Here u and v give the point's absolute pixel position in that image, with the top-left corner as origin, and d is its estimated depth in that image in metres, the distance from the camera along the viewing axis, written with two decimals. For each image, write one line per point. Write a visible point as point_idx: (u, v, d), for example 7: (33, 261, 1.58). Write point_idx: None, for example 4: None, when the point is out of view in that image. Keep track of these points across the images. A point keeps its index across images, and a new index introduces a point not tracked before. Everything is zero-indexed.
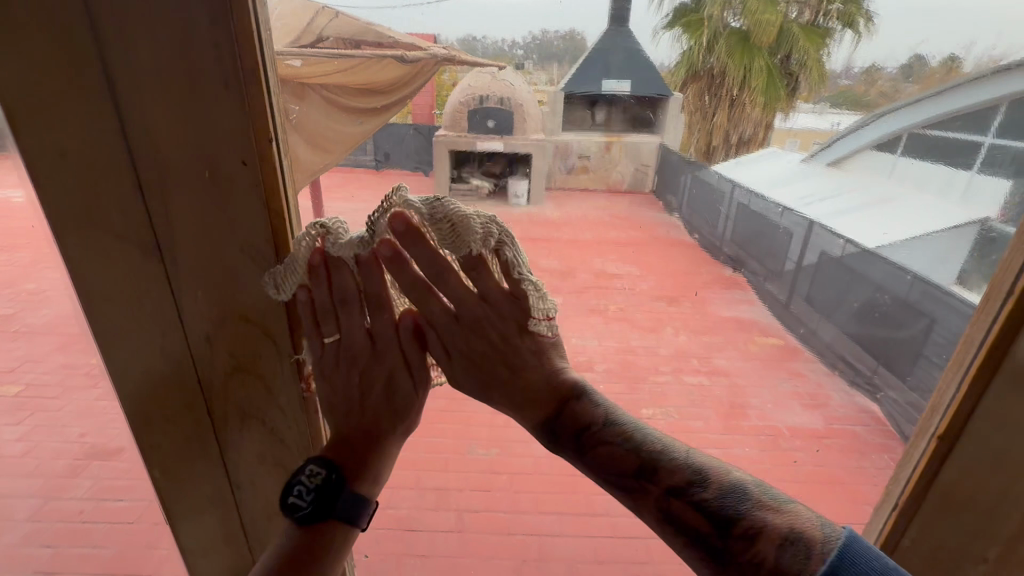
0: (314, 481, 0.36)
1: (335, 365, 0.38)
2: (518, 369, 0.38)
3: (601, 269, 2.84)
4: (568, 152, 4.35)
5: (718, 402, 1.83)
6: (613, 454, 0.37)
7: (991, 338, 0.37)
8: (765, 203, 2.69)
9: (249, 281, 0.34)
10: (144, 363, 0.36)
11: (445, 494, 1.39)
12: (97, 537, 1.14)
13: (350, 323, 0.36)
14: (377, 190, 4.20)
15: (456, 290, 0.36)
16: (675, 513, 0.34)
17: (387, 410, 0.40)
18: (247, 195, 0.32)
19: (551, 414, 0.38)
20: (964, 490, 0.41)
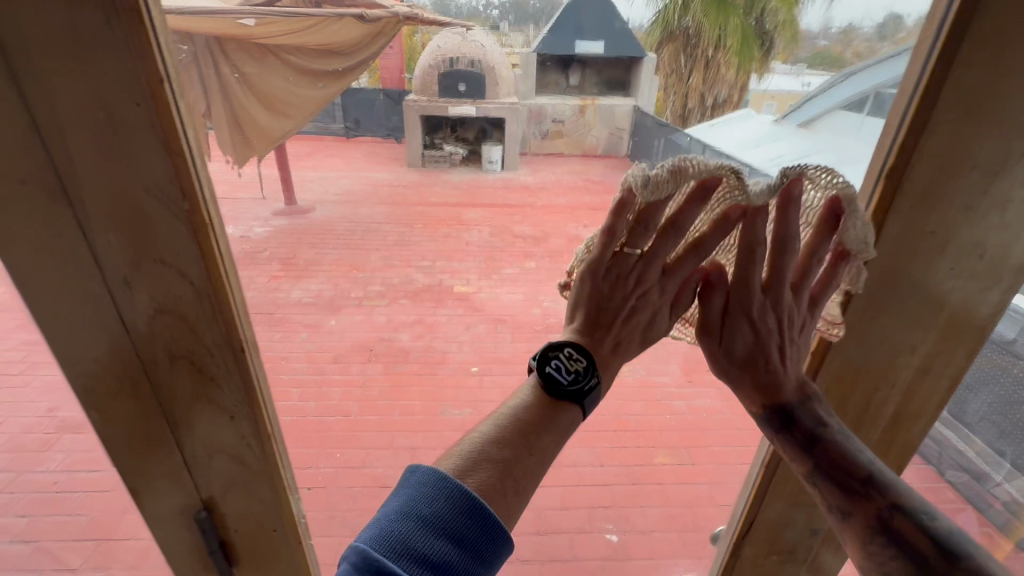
0: (577, 364, 0.39)
1: (617, 277, 0.40)
2: (785, 364, 0.40)
3: (575, 234, 2.91)
4: (543, 117, 4.32)
5: (685, 358, 1.92)
6: (843, 455, 0.39)
7: (852, 265, 0.36)
8: None
9: (177, 253, 0.28)
10: (73, 354, 0.31)
11: (419, 453, 1.43)
12: (72, 506, 1.16)
13: (664, 247, 0.38)
14: (348, 158, 4.11)
15: (786, 276, 0.36)
16: (897, 529, 0.35)
17: (639, 334, 0.41)
18: (153, 150, 0.25)
19: (793, 401, 0.40)
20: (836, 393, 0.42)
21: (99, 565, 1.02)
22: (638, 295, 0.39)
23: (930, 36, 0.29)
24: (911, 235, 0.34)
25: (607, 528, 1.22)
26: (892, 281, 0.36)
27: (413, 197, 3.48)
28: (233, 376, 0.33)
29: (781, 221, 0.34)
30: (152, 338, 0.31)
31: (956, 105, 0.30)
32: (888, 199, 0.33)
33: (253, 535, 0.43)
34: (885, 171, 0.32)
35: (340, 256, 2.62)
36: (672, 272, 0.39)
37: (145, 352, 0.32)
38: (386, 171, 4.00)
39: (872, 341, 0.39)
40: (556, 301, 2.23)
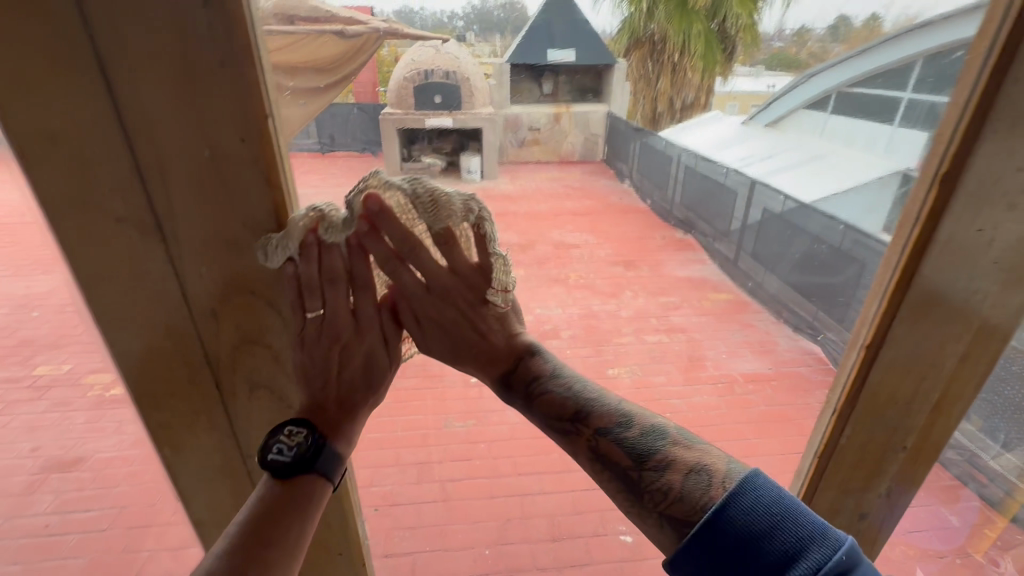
0: (297, 438, 0.36)
1: (316, 338, 0.36)
2: (490, 332, 0.44)
3: (559, 240, 3.00)
4: (518, 125, 4.60)
5: (678, 356, 1.97)
6: (554, 402, 0.44)
7: (907, 259, 0.35)
8: (712, 165, 2.87)
9: (261, 272, 0.32)
10: (158, 367, 0.34)
11: (427, 467, 1.42)
12: (70, 547, 1.11)
13: (335, 297, 0.35)
14: (324, 174, 4.07)
15: (424, 263, 0.37)
16: (602, 449, 0.42)
17: (364, 378, 0.39)
18: (251, 182, 0.30)
19: (508, 370, 0.45)
20: (879, 399, 0.40)
21: None
22: (339, 349, 0.37)
23: (982, 50, 0.29)
24: (961, 238, 0.33)
25: (621, 529, 1.24)
26: (944, 282, 0.35)
27: None
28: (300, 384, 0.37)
29: (385, 230, 0.34)
30: (229, 349, 0.35)
31: (1009, 112, 0.30)
32: (946, 194, 0.32)
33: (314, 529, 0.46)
34: (938, 176, 0.32)
35: None
36: (358, 313, 0.37)
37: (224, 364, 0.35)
38: None
39: (920, 341, 0.38)
40: (547, 308, 2.27)
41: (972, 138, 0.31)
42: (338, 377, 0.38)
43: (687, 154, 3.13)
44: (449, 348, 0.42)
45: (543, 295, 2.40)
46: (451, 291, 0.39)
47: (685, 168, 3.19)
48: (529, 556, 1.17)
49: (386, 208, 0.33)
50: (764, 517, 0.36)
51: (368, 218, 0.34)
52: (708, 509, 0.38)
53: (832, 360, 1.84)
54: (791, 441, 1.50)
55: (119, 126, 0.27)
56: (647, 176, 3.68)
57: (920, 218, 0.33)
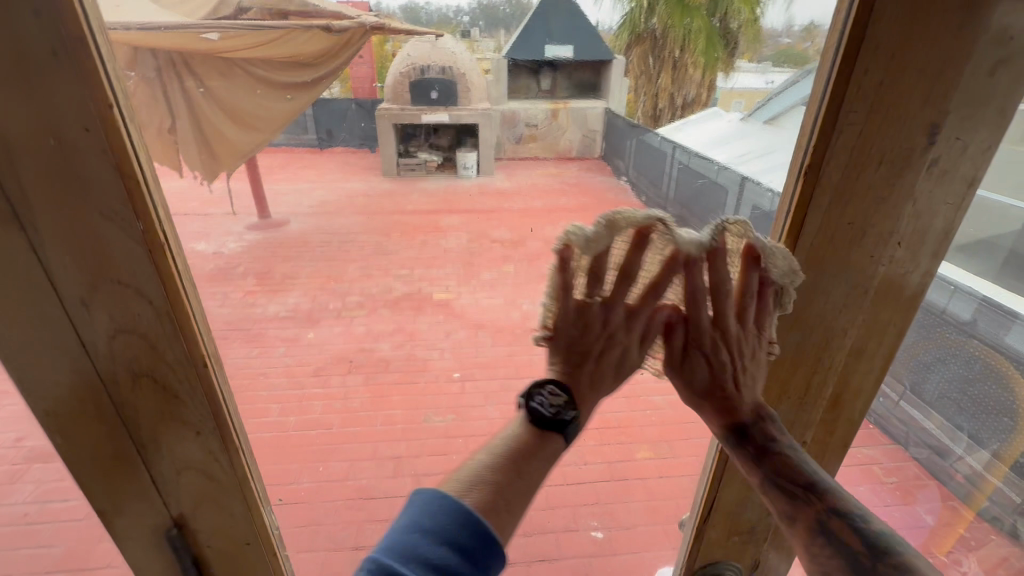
0: (558, 400, 0.37)
1: (578, 326, 0.39)
2: (742, 385, 0.40)
3: (551, 237, 3.01)
4: (515, 122, 4.59)
5: None
6: (785, 467, 0.38)
7: (780, 254, 0.36)
8: (705, 162, 2.86)
9: (131, 274, 0.29)
10: (32, 378, 0.31)
11: (403, 461, 1.43)
12: (45, 537, 1.12)
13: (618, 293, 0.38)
14: (321, 169, 4.08)
15: (741, 309, 0.37)
16: (835, 531, 0.35)
17: (612, 376, 0.39)
18: (105, 173, 0.27)
19: (748, 422, 0.40)
20: (775, 386, 0.42)
21: None
22: (605, 337, 0.39)
23: (832, 47, 0.29)
24: (831, 229, 0.34)
25: (592, 525, 1.24)
26: (823, 273, 0.36)
27: (389, 206, 3.52)
28: (192, 392, 0.34)
29: (714, 267, 0.36)
30: (111, 357, 0.32)
31: (861, 108, 0.30)
32: (810, 191, 0.33)
33: (226, 552, 0.43)
34: (803, 170, 0.33)
35: (317, 267, 2.59)
36: (633, 313, 0.39)
37: (105, 371, 0.32)
38: (361, 181, 4.00)
39: (809, 327, 0.39)
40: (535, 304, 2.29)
41: (830, 133, 0.31)
42: (589, 367, 0.39)
43: (680, 152, 3.13)
44: (705, 390, 0.40)
45: (532, 291, 2.41)
46: (744, 347, 0.39)
47: (679, 164, 3.18)
48: None
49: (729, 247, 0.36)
50: None
51: (679, 253, 0.37)
52: None
53: None
54: None
55: None
56: (643, 172, 3.68)
57: (789, 214, 0.34)
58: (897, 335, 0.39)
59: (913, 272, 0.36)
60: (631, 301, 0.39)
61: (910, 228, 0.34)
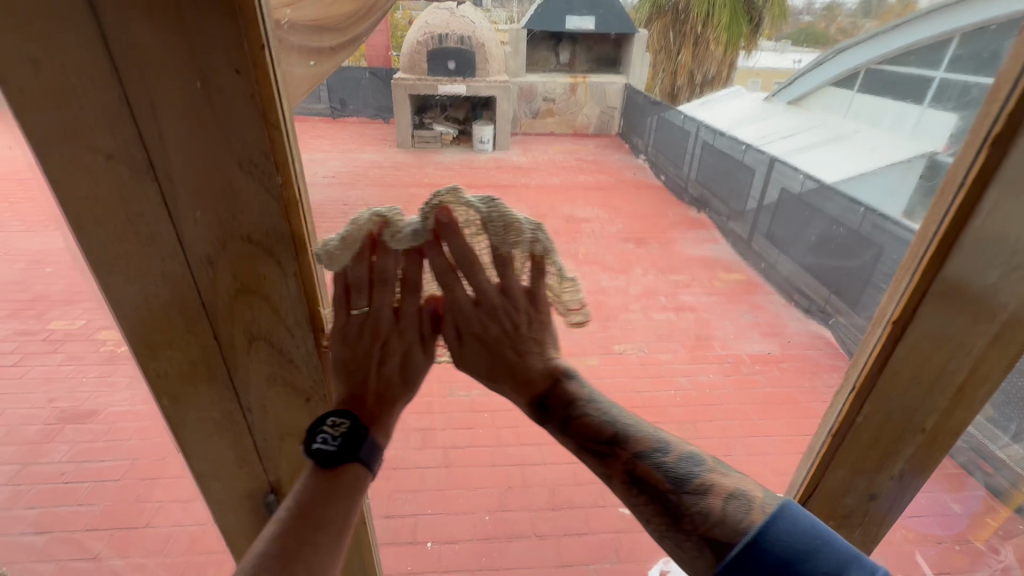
0: (339, 429, 0.39)
1: (359, 333, 0.41)
2: (527, 354, 0.45)
3: (570, 215, 2.99)
4: (534, 96, 4.49)
5: (685, 335, 1.96)
6: (587, 425, 0.43)
7: (945, 231, 0.34)
8: (731, 142, 2.81)
9: (257, 216, 0.31)
10: (151, 312, 0.34)
11: (430, 434, 1.43)
12: (84, 495, 1.14)
13: (382, 299, 0.40)
14: (335, 139, 4.01)
15: (479, 279, 0.41)
16: (640, 474, 0.41)
17: (401, 379, 0.43)
18: (247, 132, 0.29)
19: (543, 391, 0.45)
20: (904, 373, 0.41)
21: (118, 552, 1.02)
22: (380, 346, 0.41)
23: None
24: (1007, 207, 0.33)
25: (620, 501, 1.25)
26: (985, 255, 0.35)
27: (405, 178, 3.47)
28: (296, 329, 0.37)
29: (450, 247, 0.39)
30: (221, 295, 0.34)
31: None
32: (994, 162, 0.32)
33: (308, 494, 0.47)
34: (988, 141, 0.31)
35: None
36: (400, 314, 0.42)
37: (216, 309, 0.34)
38: (376, 153, 3.95)
39: (956, 313, 0.37)
40: None
41: None
42: (374, 376, 0.42)
43: (705, 131, 3.07)
44: (494, 370, 0.45)
45: None
46: (501, 316, 0.43)
47: (704, 143, 3.11)
48: (529, 524, 1.20)
49: (454, 221, 0.39)
50: (803, 539, 0.36)
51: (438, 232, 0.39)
52: (748, 534, 0.37)
53: (842, 344, 1.84)
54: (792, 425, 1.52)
55: (107, 54, 0.26)
56: (664, 150, 3.62)
57: (962, 186, 0.33)
58: None
59: None
60: (396, 301, 0.41)
61: None
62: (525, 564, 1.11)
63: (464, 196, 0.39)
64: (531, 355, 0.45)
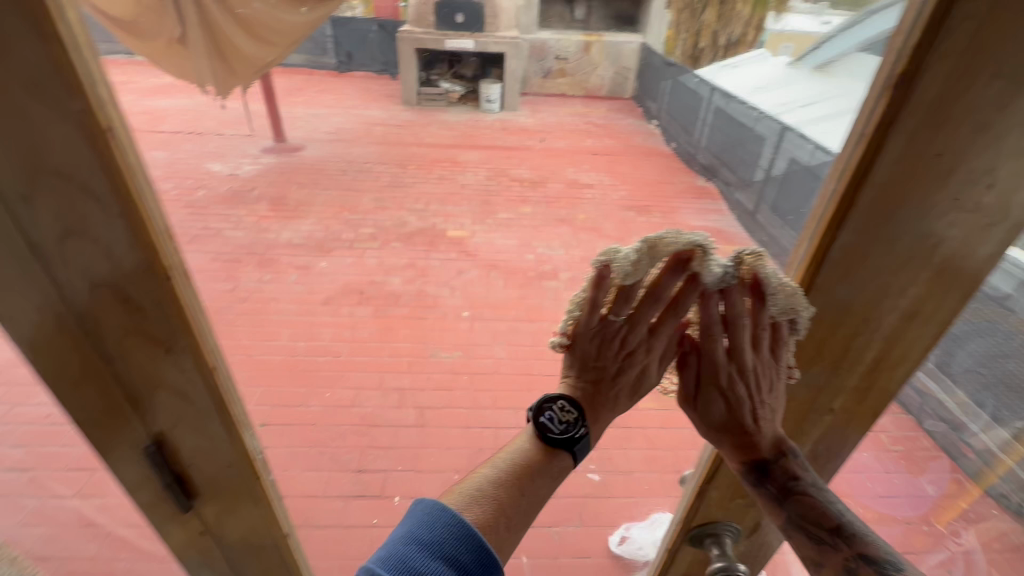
0: (568, 416, 0.49)
1: (600, 344, 0.50)
2: (761, 423, 0.48)
3: (573, 180, 2.92)
4: (545, 53, 4.33)
5: None
6: (811, 503, 0.48)
7: (845, 190, 0.35)
8: (744, 107, 2.69)
9: (77, 170, 0.26)
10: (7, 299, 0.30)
11: (407, 393, 1.45)
12: (66, 436, 1.14)
13: (641, 319, 0.47)
14: (339, 93, 3.92)
15: (740, 344, 0.45)
16: (859, 573, 0.43)
17: (629, 391, 0.51)
18: (16, 25, 0.22)
19: (767, 459, 0.49)
20: (818, 333, 0.44)
21: (93, 494, 1.03)
22: (624, 357, 0.50)
23: None
24: (910, 163, 0.33)
25: (589, 467, 1.26)
26: (888, 217, 0.36)
27: (407, 137, 3.40)
28: (163, 311, 0.31)
29: (730, 307, 0.44)
30: (74, 274, 0.29)
31: (968, 25, 0.28)
32: (892, 114, 0.31)
33: (214, 471, 0.42)
34: (886, 98, 0.31)
35: (332, 196, 2.55)
36: (654, 334, 0.49)
37: (70, 290, 0.30)
38: (380, 109, 3.87)
39: (865, 276, 0.40)
40: (551, 248, 2.24)
41: (926, 54, 0.29)
42: (617, 381, 0.51)
43: (718, 95, 2.94)
44: (721, 419, 0.49)
45: (549, 235, 2.36)
46: (744, 379, 0.46)
47: (716, 109, 2.97)
48: None
49: (741, 289, 0.44)
50: None
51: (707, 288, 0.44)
52: None
53: None
54: None
55: None
56: (676, 116, 3.50)
57: (863, 136, 0.33)
58: (960, 291, 0.40)
59: (989, 223, 0.36)
60: (653, 319, 0.48)
61: (996, 167, 0.33)
62: None
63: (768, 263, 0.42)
64: (740, 410, 0.48)
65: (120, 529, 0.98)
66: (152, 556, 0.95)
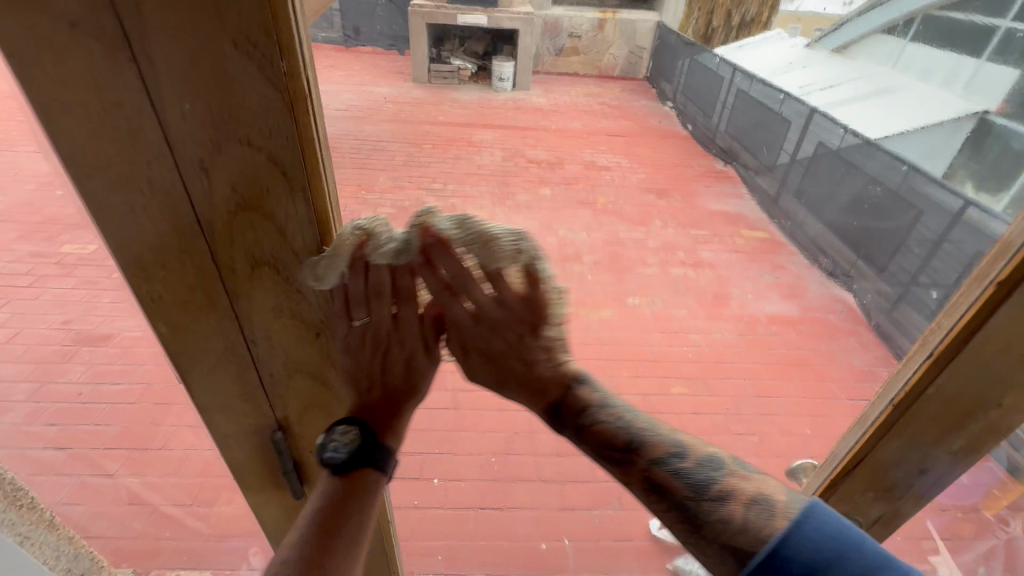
0: (348, 438, 0.43)
1: (360, 347, 0.43)
2: (542, 365, 0.48)
3: (590, 161, 2.88)
4: (559, 30, 4.23)
5: (701, 292, 1.92)
6: (605, 432, 0.46)
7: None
8: (767, 89, 2.64)
9: (270, 163, 0.31)
10: (177, 265, 0.35)
11: None
12: (102, 415, 1.13)
13: (378, 315, 0.41)
14: (348, 67, 3.83)
15: (478, 294, 0.42)
16: (659, 484, 0.43)
17: (404, 384, 0.46)
18: (259, 54, 0.27)
19: (556, 399, 0.48)
20: (1003, 344, 0.37)
21: (136, 473, 1.03)
22: (379, 358, 0.44)
23: None
24: None
25: None
26: None
27: (419, 115, 3.34)
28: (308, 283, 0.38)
29: (445, 265, 0.40)
30: (239, 249, 0.35)
31: None
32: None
33: (318, 434, 0.48)
34: None
35: (347, 174, 2.51)
36: (400, 326, 0.42)
37: (230, 264, 0.36)
38: (390, 86, 3.79)
39: None
40: (572, 231, 2.22)
41: None
42: (379, 383, 0.45)
43: (740, 77, 2.88)
44: (514, 378, 0.48)
45: (569, 217, 2.34)
46: (510, 321, 0.44)
47: (737, 91, 2.91)
48: (533, 468, 1.21)
49: (446, 242, 0.39)
50: (831, 547, 0.37)
51: (428, 251, 0.39)
52: (772, 539, 0.38)
53: (864, 310, 1.78)
54: (802, 389, 1.51)
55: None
56: (693, 97, 3.44)
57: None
58: None
59: None
60: (392, 311, 0.42)
61: None
62: (529, 505, 1.14)
63: (440, 218, 0.40)
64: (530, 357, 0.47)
65: (166, 506, 0.98)
66: (201, 534, 0.95)
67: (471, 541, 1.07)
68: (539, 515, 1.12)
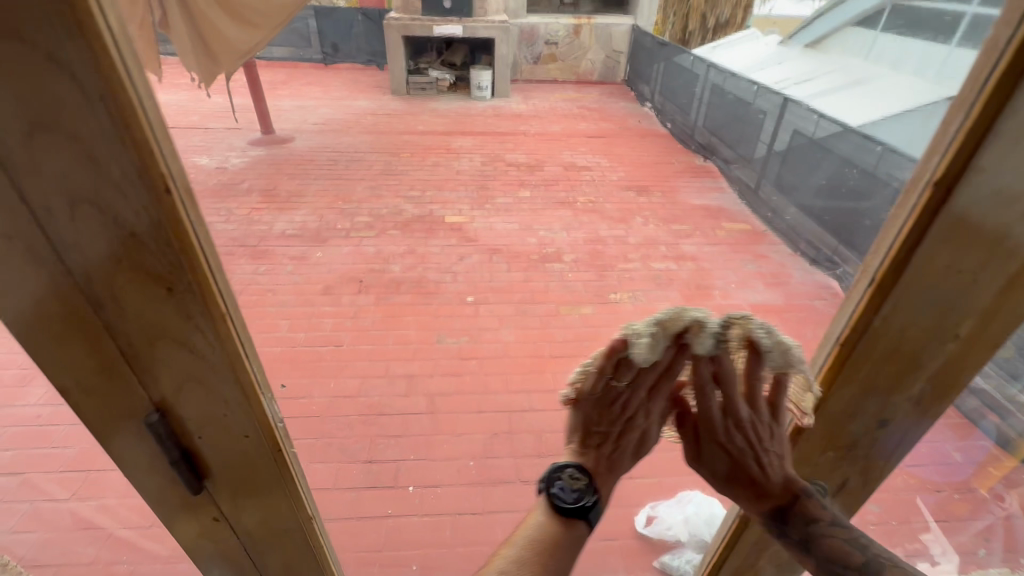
0: (576, 484, 0.54)
1: (608, 406, 0.54)
2: (767, 467, 0.52)
3: (570, 162, 2.87)
4: (535, 39, 4.27)
5: (685, 284, 1.89)
6: (829, 539, 0.49)
7: (1010, 58, 0.29)
8: (740, 82, 2.65)
9: (114, 187, 0.27)
10: (26, 293, 0.31)
11: (415, 381, 1.40)
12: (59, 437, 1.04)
13: (643, 385, 0.52)
14: (326, 86, 3.83)
15: (733, 399, 0.49)
16: None
17: (632, 452, 0.58)
18: (77, 65, 0.24)
19: (783, 503, 0.52)
20: (941, 258, 0.37)
21: (87, 497, 0.95)
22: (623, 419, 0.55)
23: None
24: None
25: None
26: None
27: (398, 126, 3.32)
28: (189, 316, 0.33)
29: (718, 361, 0.48)
30: (99, 271, 0.30)
31: None
32: None
33: (234, 460, 0.42)
34: None
35: (324, 186, 2.47)
36: (652, 398, 0.54)
37: (90, 286, 0.31)
38: (368, 99, 3.77)
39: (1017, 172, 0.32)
40: (553, 231, 2.19)
41: None
42: (619, 440, 0.56)
43: (714, 72, 2.90)
44: (725, 468, 0.54)
45: (549, 218, 2.30)
46: (746, 420, 0.50)
47: (712, 86, 2.92)
48: (513, 470, 1.17)
49: (734, 346, 0.47)
50: None
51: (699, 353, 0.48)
52: None
53: None
54: None
55: None
56: (670, 95, 3.46)
57: None
58: None
59: None
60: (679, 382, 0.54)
61: None
62: (508, 507, 1.09)
63: (752, 324, 0.46)
64: (742, 457, 0.52)
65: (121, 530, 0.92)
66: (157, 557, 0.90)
67: (448, 548, 1.01)
68: (518, 519, 1.07)
